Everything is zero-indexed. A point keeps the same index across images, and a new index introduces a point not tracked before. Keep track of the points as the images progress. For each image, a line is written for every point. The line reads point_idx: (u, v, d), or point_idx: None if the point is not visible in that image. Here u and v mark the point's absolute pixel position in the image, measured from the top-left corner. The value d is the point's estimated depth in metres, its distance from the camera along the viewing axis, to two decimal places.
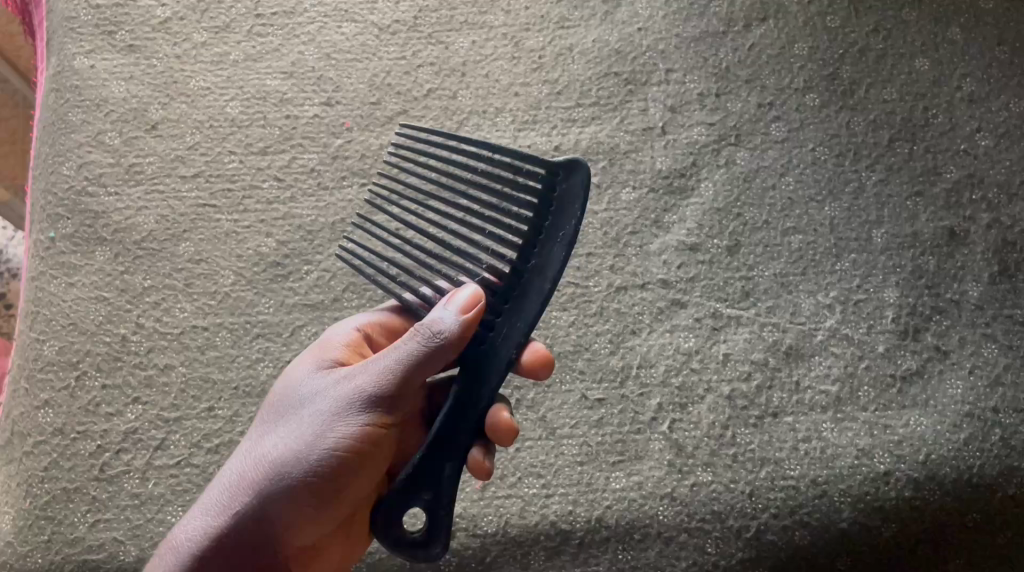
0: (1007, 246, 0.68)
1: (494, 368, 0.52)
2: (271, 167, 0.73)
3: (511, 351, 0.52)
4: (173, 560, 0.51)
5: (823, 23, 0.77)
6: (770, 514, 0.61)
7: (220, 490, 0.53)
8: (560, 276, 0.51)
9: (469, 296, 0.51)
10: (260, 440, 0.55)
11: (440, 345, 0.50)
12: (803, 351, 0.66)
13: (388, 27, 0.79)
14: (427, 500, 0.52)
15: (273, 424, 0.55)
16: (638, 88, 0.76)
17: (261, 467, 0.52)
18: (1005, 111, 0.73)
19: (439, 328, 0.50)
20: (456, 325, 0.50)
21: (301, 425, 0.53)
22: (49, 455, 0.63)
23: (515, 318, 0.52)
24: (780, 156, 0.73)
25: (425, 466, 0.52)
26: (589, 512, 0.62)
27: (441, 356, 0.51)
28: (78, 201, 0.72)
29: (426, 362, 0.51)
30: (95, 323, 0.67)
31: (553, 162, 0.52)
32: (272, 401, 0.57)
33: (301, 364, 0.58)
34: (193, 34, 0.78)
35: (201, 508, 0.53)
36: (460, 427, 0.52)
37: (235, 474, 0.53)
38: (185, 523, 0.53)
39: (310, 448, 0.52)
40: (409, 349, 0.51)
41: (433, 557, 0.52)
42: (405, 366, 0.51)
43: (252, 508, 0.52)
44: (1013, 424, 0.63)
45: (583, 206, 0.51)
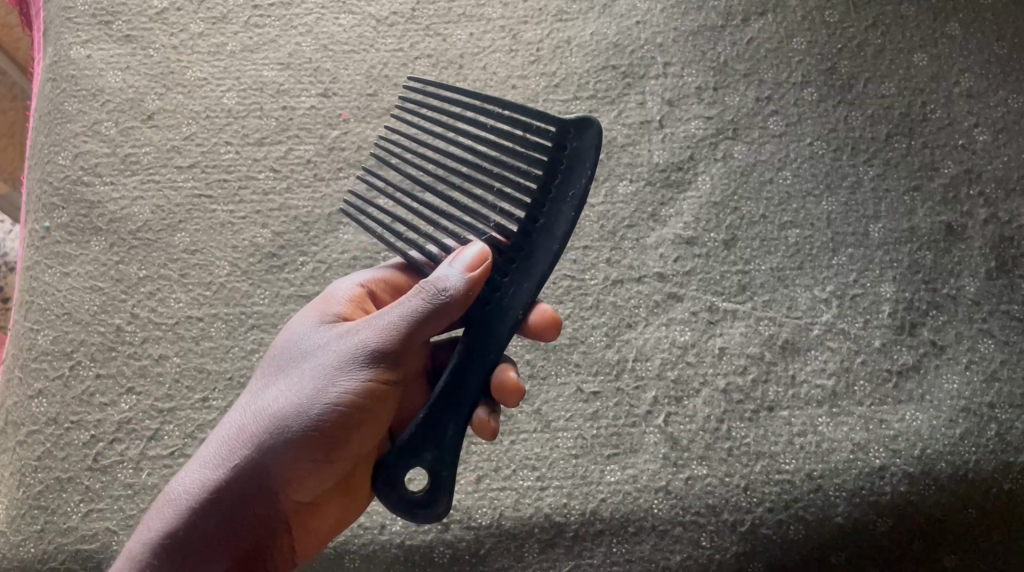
0: (1004, 242, 0.68)
1: (501, 328, 0.53)
2: (267, 158, 0.73)
3: (517, 312, 0.52)
4: (170, 511, 0.51)
5: (821, 18, 0.77)
6: (765, 508, 0.61)
7: (219, 443, 0.53)
8: (568, 235, 0.52)
9: (475, 254, 0.51)
10: (260, 394, 0.54)
11: (447, 300, 0.50)
12: (799, 345, 0.66)
13: (385, 18, 0.79)
14: (430, 459, 0.52)
15: (273, 377, 0.55)
16: (635, 81, 0.76)
17: (261, 420, 0.52)
18: (1003, 107, 0.73)
19: (444, 285, 0.50)
20: (462, 282, 0.50)
21: (302, 379, 0.52)
22: (43, 445, 0.63)
23: (522, 279, 0.53)
24: (777, 150, 0.72)
25: (429, 424, 0.52)
26: (584, 505, 0.62)
27: (446, 313, 0.51)
28: (74, 190, 0.71)
29: (431, 318, 0.51)
30: (90, 313, 0.67)
31: (563, 120, 0.52)
32: (272, 356, 0.57)
33: (302, 321, 0.57)
34: (191, 24, 0.78)
35: (199, 460, 0.53)
36: (465, 386, 0.52)
37: (235, 426, 0.53)
38: (182, 475, 0.52)
39: (311, 402, 0.51)
40: (414, 304, 0.51)
41: (437, 516, 0.52)
42: (410, 321, 0.51)
43: (251, 461, 0.51)
44: (1009, 419, 0.63)
45: (594, 165, 0.51)
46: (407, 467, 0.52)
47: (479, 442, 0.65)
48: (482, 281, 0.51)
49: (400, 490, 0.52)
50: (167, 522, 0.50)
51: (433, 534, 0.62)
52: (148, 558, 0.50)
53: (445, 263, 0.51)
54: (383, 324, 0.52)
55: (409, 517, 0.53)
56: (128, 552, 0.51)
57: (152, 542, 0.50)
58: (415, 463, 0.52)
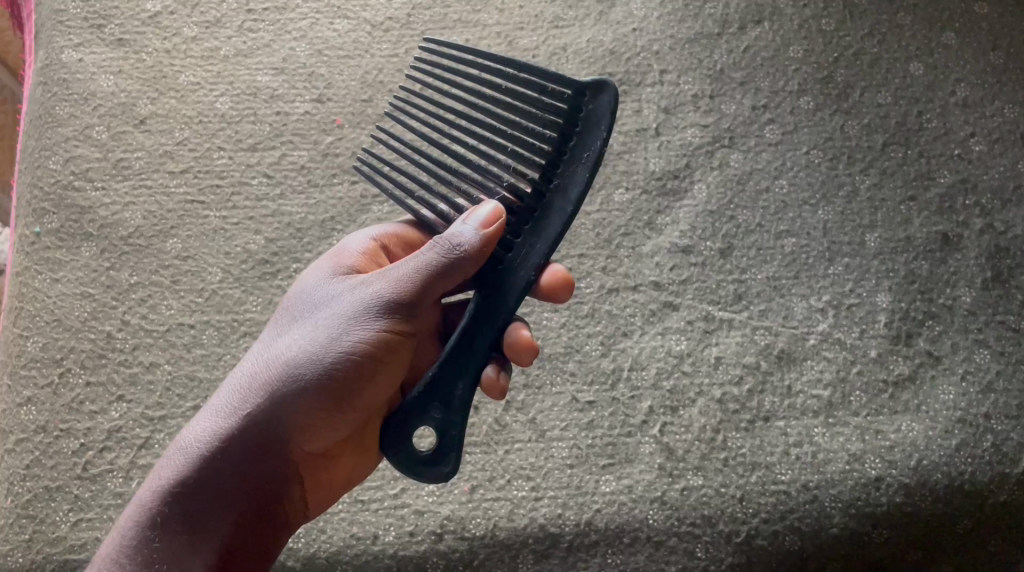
0: (999, 252, 0.68)
1: (512, 289, 0.52)
2: (260, 164, 0.72)
3: (529, 273, 0.52)
4: (179, 463, 0.50)
5: (818, 26, 0.77)
6: (761, 519, 0.61)
7: (229, 393, 0.52)
8: (583, 197, 0.51)
9: (490, 212, 0.50)
10: (271, 345, 0.54)
11: (461, 257, 0.50)
12: (795, 355, 0.66)
13: (380, 24, 0.78)
14: (437, 418, 0.52)
15: (285, 329, 0.54)
16: (632, 89, 0.75)
17: (273, 370, 0.51)
18: (999, 117, 0.73)
19: (459, 241, 0.50)
20: (476, 238, 0.50)
21: (315, 328, 0.52)
22: (31, 453, 0.62)
23: (534, 240, 0.52)
24: (773, 158, 0.72)
25: (438, 382, 0.52)
26: (579, 516, 0.62)
27: (460, 269, 0.50)
28: (64, 195, 0.71)
29: (445, 273, 0.51)
30: (80, 320, 0.67)
31: (578, 84, 0.51)
32: (284, 309, 0.56)
33: (314, 275, 0.57)
34: (184, 28, 0.78)
35: (207, 411, 0.52)
36: (473, 345, 0.52)
37: (244, 376, 0.52)
38: (191, 427, 0.52)
39: (324, 351, 0.51)
40: (428, 259, 0.51)
41: (444, 476, 0.52)
42: (424, 277, 0.51)
43: (264, 410, 0.51)
44: (1005, 430, 0.62)
45: (609, 127, 0.51)
46: (414, 426, 0.52)
47: (474, 451, 0.64)
48: (497, 237, 0.50)
49: (408, 449, 0.52)
50: (179, 471, 0.50)
51: (426, 544, 0.61)
52: (157, 510, 0.50)
53: (461, 221, 0.51)
54: (396, 276, 0.52)
55: (418, 476, 0.52)
56: (137, 502, 0.50)
57: (161, 495, 0.50)
58: (424, 421, 0.52)
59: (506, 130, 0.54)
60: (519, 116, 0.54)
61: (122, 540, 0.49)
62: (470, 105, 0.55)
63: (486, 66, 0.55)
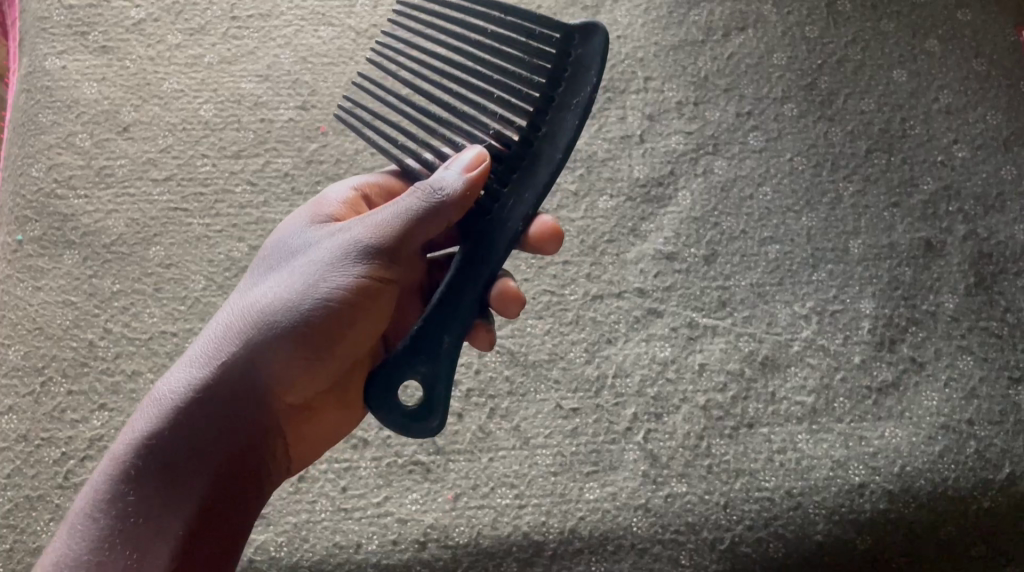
0: (982, 258, 0.68)
1: (500, 240, 0.51)
2: (244, 171, 0.72)
3: (517, 224, 0.51)
4: (158, 411, 0.49)
5: (801, 33, 0.77)
6: (745, 526, 0.61)
7: (208, 344, 0.51)
8: (572, 144, 0.50)
9: (473, 156, 0.50)
10: (250, 294, 0.53)
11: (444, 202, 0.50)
12: (779, 361, 0.66)
13: (365, 31, 0.78)
14: (423, 372, 0.51)
15: (264, 280, 0.54)
16: (616, 96, 0.75)
17: (252, 317, 0.51)
18: (982, 123, 0.73)
19: (441, 185, 0.50)
20: (460, 183, 0.50)
21: (294, 275, 0.52)
22: (12, 462, 0.62)
23: (523, 190, 0.51)
24: (758, 165, 0.72)
25: (424, 334, 0.51)
26: (563, 523, 0.62)
27: (442, 214, 0.50)
28: (47, 203, 0.70)
29: (427, 218, 0.51)
30: (62, 328, 0.66)
31: (567, 27, 0.50)
32: (262, 263, 0.56)
33: (292, 228, 0.57)
34: (168, 35, 0.77)
35: (184, 361, 0.51)
36: (461, 298, 0.51)
37: (223, 327, 0.52)
38: (169, 378, 0.51)
39: (303, 296, 0.51)
40: (409, 203, 0.51)
41: (429, 431, 0.51)
42: (406, 222, 0.51)
43: (242, 357, 0.50)
44: (988, 436, 0.63)
45: (599, 71, 0.50)
46: (400, 380, 0.52)
47: (458, 458, 0.64)
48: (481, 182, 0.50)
49: (395, 404, 0.52)
50: (154, 421, 0.49)
51: (410, 553, 0.61)
52: (134, 461, 0.48)
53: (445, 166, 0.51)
54: (378, 221, 0.52)
55: (403, 432, 0.52)
56: (112, 456, 0.49)
57: (138, 445, 0.48)
58: (409, 374, 0.52)
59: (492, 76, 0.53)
60: (507, 62, 0.53)
61: (100, 493, 0.47)
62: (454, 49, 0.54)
63: (471, 9, 0.54)
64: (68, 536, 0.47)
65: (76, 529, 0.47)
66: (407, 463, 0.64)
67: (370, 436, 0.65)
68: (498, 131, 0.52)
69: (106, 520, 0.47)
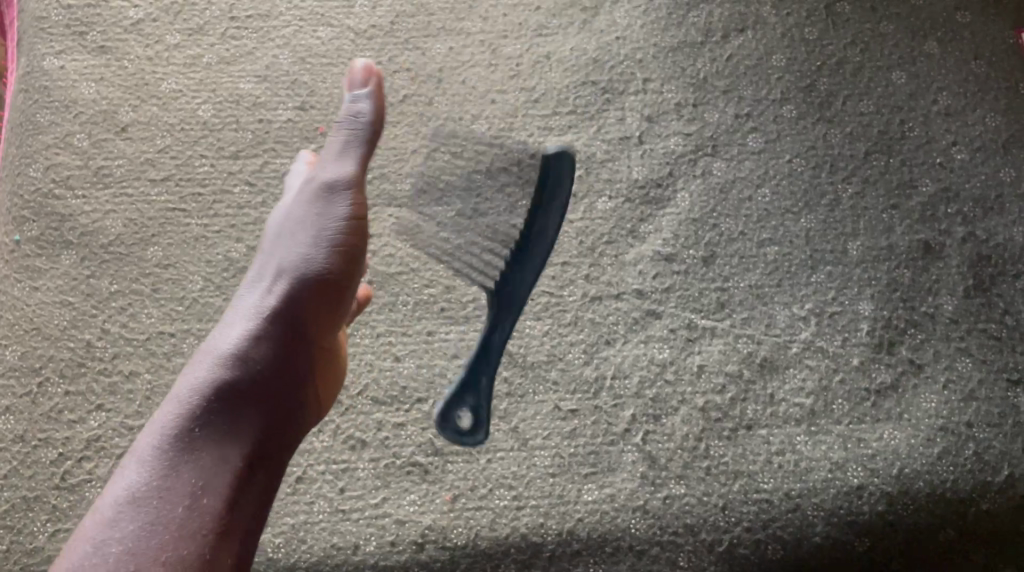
0: (981, 260, 0.68)
1: (518, 290, 0.61)
2: (242, 171, 0.72)
3: (530, 278, 0.60)
4: (214, 360, 0.47)
5: (801, 35, 0.76)
6: (743, 528, 0.61)
7: (247, 298, 0.50)
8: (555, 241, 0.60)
9: (365, 70, 0.52)
10: (273, 249, 0.52)
11: (368, 118, 0.51)
12: (777, 363, 0.66)
13: (364, 31, 0.78)
14: (472, 403, 0.59)
15: (283, 231, 0.53)
16: (615, 97, 0.75)
17: (288, 265, 0.50)
18: (981, 126, 0.73)
19: (358, 109, 0.51)
20: (370, 99, 0.52)
21: (318, 217, 0.51)
22: (9, 463, 0.62)
23: (531, 257, 0.60)
24: (756, 167, 0.72)
25: (471, 378, 0.60)
26: (561, 525, 0.62)
27: (372, 137, 0.52)
28: (44, 203, 0.70)
29: (368, 144, 0.52)
30: (59, 329, 0.66)
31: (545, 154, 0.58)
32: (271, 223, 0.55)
33: (295, 182, 0.56)
34: (166, 35, 0.77)
35: (231, 321, 0.49)
36: (492, 340, 0.60)
37: (260, 280, 0.50)
38: (213, 335, 0.49)
39: (320, 243, 0.50)
40: (351, 137, 0.52)
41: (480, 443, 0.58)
42: (367, 138, 0.52)
43: (283, 306, 0.49)
44: (986, 439, 0.63)
45: (564, 203, 0.59)
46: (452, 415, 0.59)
47: (456, 458, 0.64)
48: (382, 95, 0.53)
49: (451, 426, 0.58)
50: (206, 373, 0.46)
51: (408, 554, 0.61)
52: (194, 402, 0.45)
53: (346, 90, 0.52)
54: (345, 142, 0.52)
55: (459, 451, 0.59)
56: (165, 406, 0.46)
57: (196, 389, 0.45)
58: (461, 406, 0.59)
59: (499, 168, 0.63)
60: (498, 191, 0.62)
61: (159, 436, 0.44)
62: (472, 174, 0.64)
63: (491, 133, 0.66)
64: (126, 479, 0.42)
65: (133, 473, 0.43)
66: (405, 464, 0.64)
67: (368, 437, 0.64)
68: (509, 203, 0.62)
69: (169, 460, 0.43)
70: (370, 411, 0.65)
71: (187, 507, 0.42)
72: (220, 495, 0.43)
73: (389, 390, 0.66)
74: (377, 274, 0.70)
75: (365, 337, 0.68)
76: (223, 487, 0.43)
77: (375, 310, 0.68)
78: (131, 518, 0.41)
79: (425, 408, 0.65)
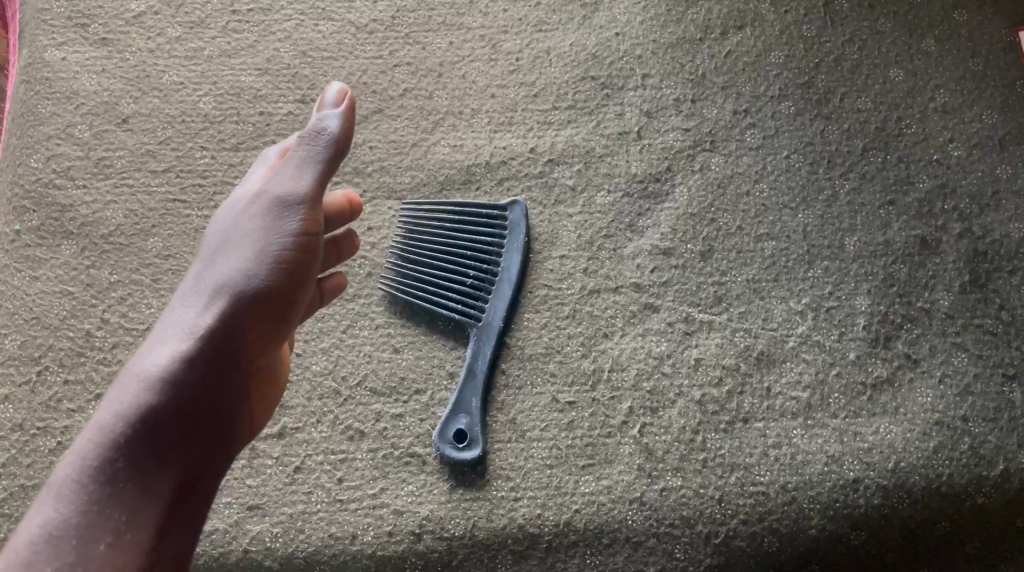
0: (978, 256, 0.69)
1: (495, 316, 0.67)
2: (242, 163, 0.72)
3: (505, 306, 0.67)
4: (140, 388, 0.44)
5: (799, 32, 0.77)
6: (739, 520, 0.61)
7: (183, 315, 0.47)
8: (522, 276, 0.68)
9: (337, 93, 0.51)
10: (213, 264, 0.49)
11: (332, 137, 0.50)
12: (774, 357, 0.66)
13: (365, 26, 0.78)
14: (466, 422, 0.64)
15: (224, 245, 0.50)
16: (614, 92, 0.75)
17: (227, 286, 0.47)
18: (978, 123, 0.73)
19: (324, 129, 0.50)
20: (339, 122, 0.50)
21: (262, 234, 0.49)
22: (8, 451, 0.63)
23: (502, 290, 0.68)
24: (754, 162, 0.72)
25: (462, 396, 0.65)
26: (558, 516, 0.62)
27: (333, 158, 0.51)
28: (45, 193, 0.71)
29: (328, 161, 0.50)
30: (59, 318, 0.67)
31: (501, 208, 0.70)
32: (213, 230, 0.52)
33: (234, 194, 0.53)
34: (168, 28, 0.77)
35: (158, 340, 0.46)
36: (477, 363, 0.66)
37: (198, 298, 0.48)
38: (141, 355, 0.46)
39: (262, 260, 0.48)
40: (315, 153, 0.50)
41: (477, 461, 0.63)
42: (326, 158, 0.50)
43: (219, 326, 0.46)
44: (982, 433, 0.63)
45: (523, 245, 0.69)
46: (449, 433, 0.64)
47: None
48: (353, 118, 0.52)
49: (449, 445, 0.64)
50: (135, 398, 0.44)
51: (405, 545, 0.61)
52: (121, 433, 0.43)
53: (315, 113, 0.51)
54: (299, 160, 0.50)
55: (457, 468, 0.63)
56: (90, 429, 0.44)
57: (122, 416, 0.43)
58: (455, 424, 0.64)
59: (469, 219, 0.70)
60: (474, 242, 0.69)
61: (83, 463, 0.42)
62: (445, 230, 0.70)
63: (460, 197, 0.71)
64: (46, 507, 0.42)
65: (56, 500, 0.42)
66: (404, 455, 0.64)
67: (366, 428, 0.65)
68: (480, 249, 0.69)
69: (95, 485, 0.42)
70: (368, 402, 0.66)
71: (111, 538, 0.41)
72: (147, 527, 0.42)
73: (387, 381, 0.66)
74: (377, 267, 0.70)
75: (366, 329, 0.68)
76: (148, 520, 0.42)
77: (375, 303, 0.69)
78: (52, 549, 0.40)
79: (424, 399, 0.66)
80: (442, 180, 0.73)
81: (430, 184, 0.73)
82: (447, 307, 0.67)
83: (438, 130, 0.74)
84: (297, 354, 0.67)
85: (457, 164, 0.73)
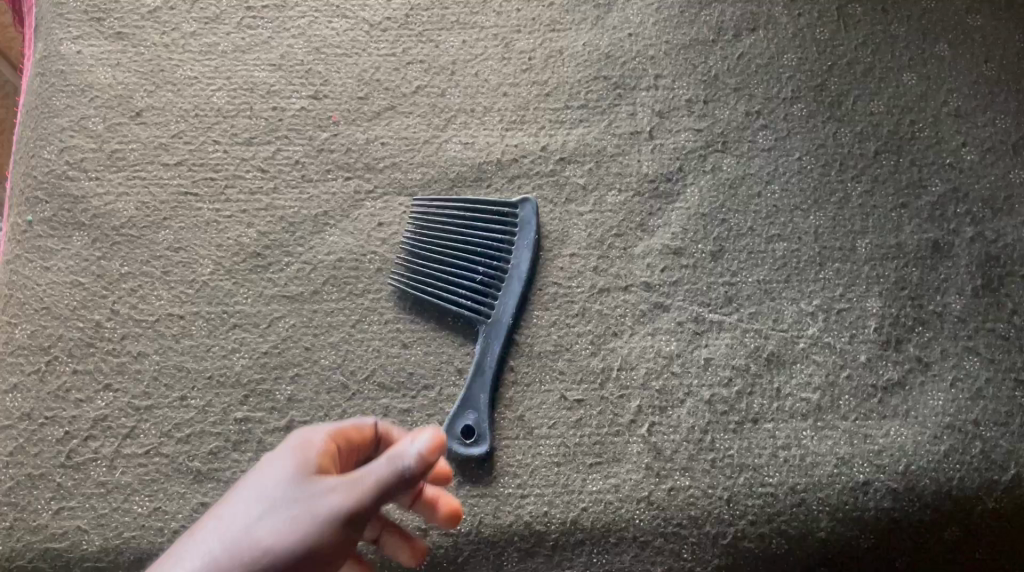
0: (990, 260, 0.68)
1: (504, 316, 0.67)
2: (255, 158, 0.73)
3: (513, 305, 0.67)
4: None
5: (812, 35, 0.77)
6: (747, 521, 0.61)
7: (205, 551, 0.45)
8: (530, 278, 0.68)
9: (434, 441, 0.49)
10: (248, 512, 0.46)
11: (404, 476, 0.47)
12: (785, 357, 0.66)
13: (379, 24, 0.79)
14: (473, 419, 0.64)
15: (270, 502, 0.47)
16: (626, 92, 0.75)
17: (255, 547, 0.44)
18: (991, 127, 0.72)
19: (403, 459, 0.48)
20: (418, 462, 0.48)
21: (304, 518, 0.45)
22: (15, 440, 0.63)
23: (511, 290, 0.68)
24: (766, 164, 0.72)
25: (470, 393, 0.65)
26: (565, 514, 0.61)
27: (399, 492, 0.48)
28: (58, 184, 0.71)
29: (393, 493, 0.47)
30: (69, 309, 0.67)
31: (513, 209, 0.70)
32: (267, 475, 0.48)
33: (300, 458, 0.49)
34: (182, 23, 0.78)
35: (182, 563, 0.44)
36: (485, 362, 0.65)
37: (224, 540, 0.45)
38: None
39: (294, 543, 0.45)
40: (385, 469, 0.47)
41: (483, 458, 0.63)
42: (393, 489, 0.47)
43: None
44: (994, 437, 0.62)
45: (535, 246, 0.69)
46: (456, 430, 0.64)
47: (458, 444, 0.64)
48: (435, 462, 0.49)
49: (456, 442, 0.63)
50: None
51: None
52: None
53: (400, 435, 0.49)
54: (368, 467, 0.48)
55: (463, 466, 0.63)
56: None
57: None
58: (462, 421, 0.64)
59: (481, 220, 0.70)
60: (485, 243, 0.69)
61: None
62: (458, 231, 0.70)
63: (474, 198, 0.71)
64: None
65: None
66: None
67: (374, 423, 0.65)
68: (492, 249, 0.69)
69: None
70: (376, 397, 0.65)
71: None
72: None
73: (395, 376, 0.66)
74: (387, 262, 0.70)
75: (375, 324, 0.68)
76: None
77: (384, 298, 0.69)
78: None
79: (432, 395, 0.65)
80: (453, 177, 0.73)
81: (441, 181, 0.73)
82: (456, 303, 0.67)
83: (450, 128, 0.74)
84: (305, 348, 0.67)
85: (469, 161, 0.73)
